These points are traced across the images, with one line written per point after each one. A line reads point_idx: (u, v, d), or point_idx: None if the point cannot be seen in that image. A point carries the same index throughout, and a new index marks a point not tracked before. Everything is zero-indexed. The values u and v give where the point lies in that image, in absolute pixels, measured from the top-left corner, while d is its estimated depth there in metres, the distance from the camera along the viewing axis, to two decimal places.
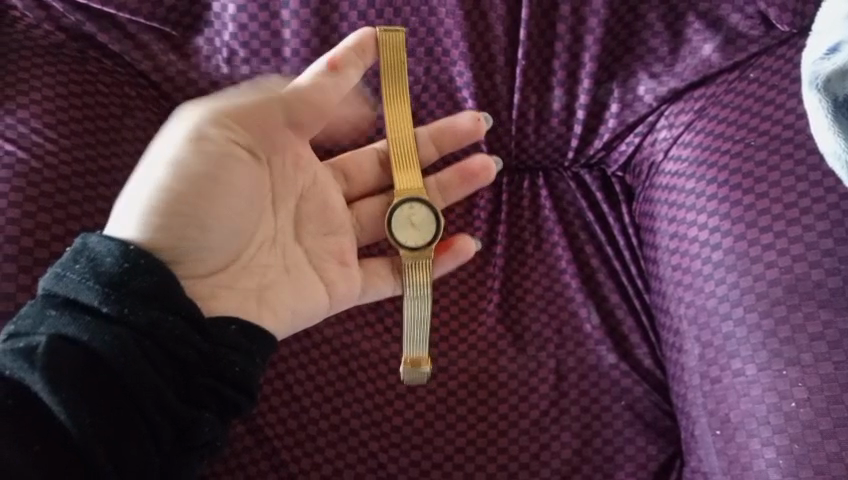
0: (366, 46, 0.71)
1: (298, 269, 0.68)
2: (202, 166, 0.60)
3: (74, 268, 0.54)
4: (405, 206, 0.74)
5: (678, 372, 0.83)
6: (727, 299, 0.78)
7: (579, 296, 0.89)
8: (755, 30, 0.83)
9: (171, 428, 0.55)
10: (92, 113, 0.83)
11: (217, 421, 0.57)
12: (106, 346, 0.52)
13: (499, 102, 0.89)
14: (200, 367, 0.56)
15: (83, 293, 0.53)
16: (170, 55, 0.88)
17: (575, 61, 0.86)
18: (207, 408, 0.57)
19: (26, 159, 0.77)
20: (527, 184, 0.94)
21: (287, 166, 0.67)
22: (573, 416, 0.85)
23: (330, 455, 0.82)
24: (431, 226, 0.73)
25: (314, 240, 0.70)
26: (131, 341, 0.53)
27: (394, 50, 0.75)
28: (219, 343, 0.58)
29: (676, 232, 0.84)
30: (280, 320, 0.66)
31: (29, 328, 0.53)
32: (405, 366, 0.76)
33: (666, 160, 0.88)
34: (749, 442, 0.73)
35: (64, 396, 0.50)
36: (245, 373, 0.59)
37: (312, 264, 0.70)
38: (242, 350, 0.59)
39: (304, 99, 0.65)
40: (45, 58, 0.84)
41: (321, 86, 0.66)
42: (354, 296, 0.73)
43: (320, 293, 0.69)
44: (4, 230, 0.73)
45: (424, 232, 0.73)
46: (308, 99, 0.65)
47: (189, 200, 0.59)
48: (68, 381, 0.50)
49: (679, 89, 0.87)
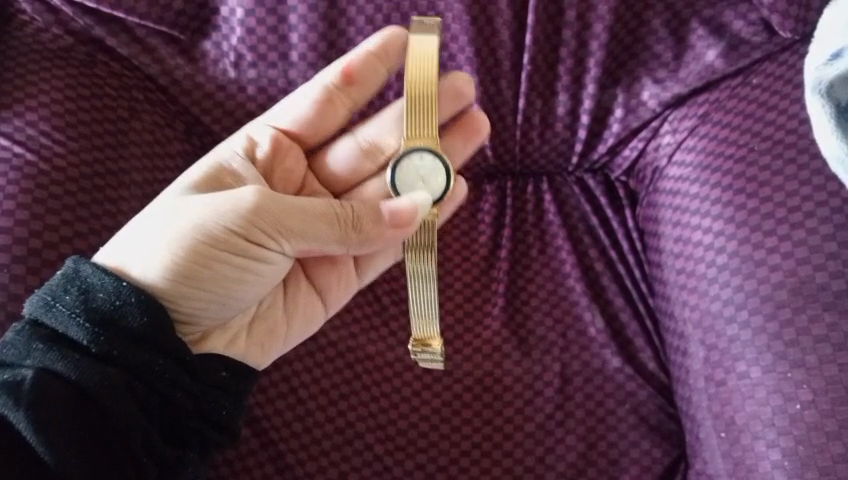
0: (386, 53, 0.75)
1: (295, 287, 0.77)
2: (233, 240, 0.62)
3: (65, 300, 0.59)
4: (414, 156, 0.72)
5: (682, 375, 0.83)
6: (731, 303, 0.78)
7: (583, 300, 0.90)
8: (757, 36, 0.84)
9: (154, 463, 0.61)
10: (100, 116, 0.84)
11: (198, 461, 0.64)
12: (94, 384, 0.56)
13: (504, 107, 0.90)
14: (187, 408, 0.62)
15: (74, 329, 0.58)
16: (177, 58, 0.88)
17: (580, 66, 0.87)
18: (190, 448, 0.63)
19: (34, 161, 0.77)
20: (531, 188, 0.95)
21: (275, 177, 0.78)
22: (578, 420, 0.85)
23: (335, 457, 0.82)
24: (443, 175, 0.72)
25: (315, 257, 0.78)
26: (118, 379, 0.58)
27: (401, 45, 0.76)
28: (206, 386, 0.64)
29: (680, 236, 0.85)
30: (264, 355, 0.74)
31: (15, 359, 0.57)
32: (415, 347, 0.79)
33: (669, 165, 0.89)
34: (754, 444, 0.73)
35: (49, 434, 0.54)
36: (229, 416, 0.65)
37: (310, 282, 0.78)
38: (228, 390, 0.67)
39: (313, 117, 0.79)
40: (54, 61, 0.85)
41: (335, 104, 0.78)
42: (349, 293, 0.81)
43: (312, 303, 0.78)
44: (13, 231, 0.73)
45: (432, 186, 0.72)
46: (317, 119, 0.79)
47: (216, 252, 0.62)
48: (53, 421, 0.55)
49: (682, 94, 0.88)
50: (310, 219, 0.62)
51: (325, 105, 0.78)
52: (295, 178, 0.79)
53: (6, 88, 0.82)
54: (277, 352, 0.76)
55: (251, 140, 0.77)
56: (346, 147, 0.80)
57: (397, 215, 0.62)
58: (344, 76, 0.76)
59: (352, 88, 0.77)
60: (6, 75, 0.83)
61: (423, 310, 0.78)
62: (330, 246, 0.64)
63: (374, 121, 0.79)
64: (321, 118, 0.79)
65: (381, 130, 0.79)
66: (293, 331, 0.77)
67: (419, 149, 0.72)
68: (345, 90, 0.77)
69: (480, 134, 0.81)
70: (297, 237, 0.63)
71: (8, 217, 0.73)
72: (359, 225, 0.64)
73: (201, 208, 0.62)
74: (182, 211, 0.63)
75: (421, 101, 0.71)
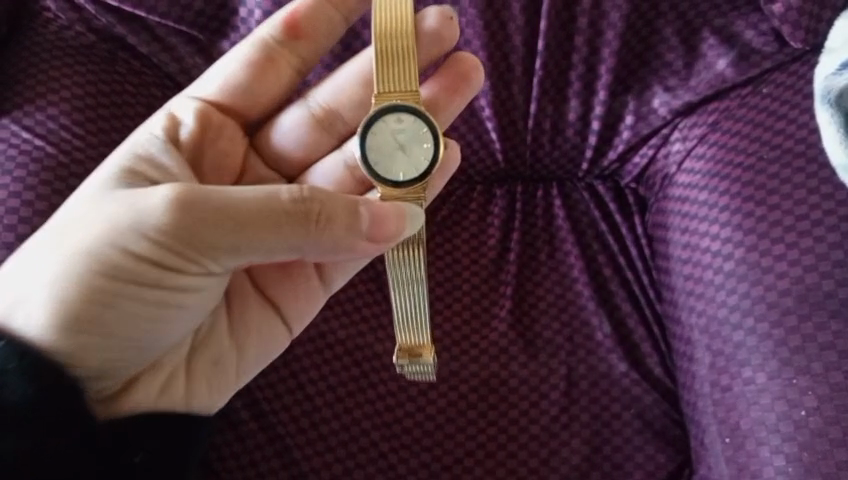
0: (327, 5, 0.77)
1: (242, 313, 0.76)
2: (139, 267, 0.60)
3: None
4: (391, 117, 0.70)
5: (688, 381, 0.82)
6: (738, 309, 0.78)
7: (591, 304, 0.90)
8: (768, 46, 0.86)
9: None
10: (118, 112, 0.85)
11: None
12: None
13: (516, 111, 0.91)
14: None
15: None
16: (196, 57, 0.90)
17: (592, 72, 0.89)
18: None
19: (54, 153, 0.79)
20: (541, 193, 0.96)
21: (207, 161, 0.75)
22: (584, 423, 0.85)
23: (340, 453, 0.82)
24: (427, 138, 0.70)
25: (267, 273, 0.77)
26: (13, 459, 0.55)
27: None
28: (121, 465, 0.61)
29: (688, 242, 0.85)
30: (208, 391, 0.73)
31: None
32: (401, 359, 0.77)
33: (678, 172, 0.89)
34: (758, 450, 0.73)
35: None
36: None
37: (263, 303, 0.77)
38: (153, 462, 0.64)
39: (248, 83, 0.77)
40: (76, 58, 0.86)
41: (278, 63, 0.77)
42: (314, 310, 0.80)
43: (271, 319, 0.77)
44: (32, 221, 0.75)
45: (414, 166, 0.70)
46: (255, 85, 0.78)
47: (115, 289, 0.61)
48: None
49: (693, 103, 0.88)
50: (241, 225, 0.58)
51: (261, 68, 0.77)
52: (232, 158, 0.77)
53: (28, 83, 0.84)
54: (231, 386, 0.75)
55: (174, 118, 0.74)
56: (297, 114, 0.80)
57: (375, 224, 0.61)
58: (284, 31, 0.76)
59: (292, 44, 0.77)
60: (29, 70, 0.85)
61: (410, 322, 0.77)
62: (276, 253, 0.60)
63: (326, 85, 0.79)
64: (259, 82, 0.77)
65: (334, 91, 0.79)
66: (246, 356, 0.76)
67: (396, 109, 0.70)
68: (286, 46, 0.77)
69: (470, 83, 0.78)
70: (232, 248, 0.59)
71: (27, 206, 0.75)
72: (321, 220, 0.59)
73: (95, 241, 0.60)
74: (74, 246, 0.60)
75: (390, 56, 0.71)
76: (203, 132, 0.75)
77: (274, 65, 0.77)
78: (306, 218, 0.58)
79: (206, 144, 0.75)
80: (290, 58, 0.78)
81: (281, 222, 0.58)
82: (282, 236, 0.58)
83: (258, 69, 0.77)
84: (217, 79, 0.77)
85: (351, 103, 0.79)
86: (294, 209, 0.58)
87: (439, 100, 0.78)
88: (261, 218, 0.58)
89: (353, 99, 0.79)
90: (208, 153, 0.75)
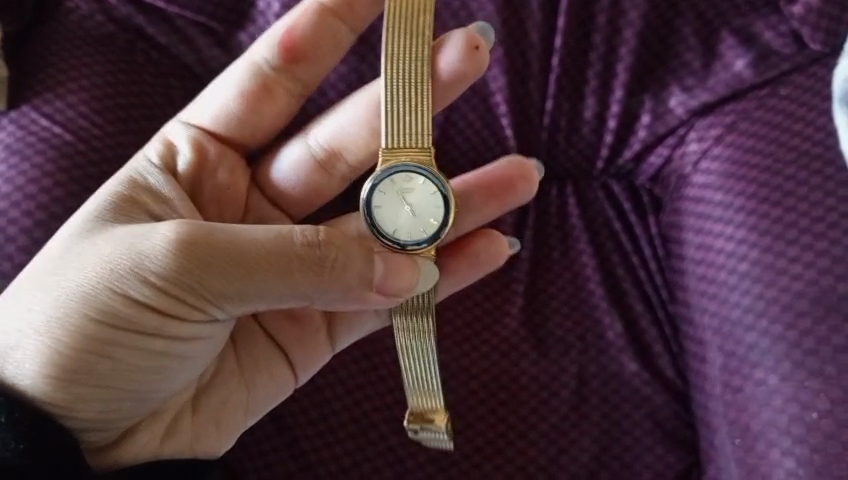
0: (326, 24, 0.75)
1: (251, 360, 0.77)
2: (141, 314, 0.61)
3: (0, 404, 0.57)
4: (399, 178, 0.70)
5: (700, 382, 0.82)
6: (751, 310, 0.78)
7: (603, 304, 0.90)
8: (786, 48, 0.86)
9: None
10: (137, 102, 0.86)
11: None
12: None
13: (532, 108, 0.91)
14: None
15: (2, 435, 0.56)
16: (214, 49, 0.90)
17: (609, 71, 0.90)
18: None
19: (73, 141, 0.80)
20: (556, 191, 0.95)
21: (205, 194, 0.75)
22: (593, 422, 0.85)
23: (349, 447, 0.82)
24: (438, 202, 0.69)
25: (276, 321, 0.78)
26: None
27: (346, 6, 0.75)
28: None
29: (702, 242, 0.84)
30: (214, 436, 0.73)
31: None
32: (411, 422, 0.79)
33: (694, 173, 0.88)
34: (769, 452, 0.72)
35: None
36: None
37: (273, 351, 0.78)
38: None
39: (242, 109, 0.77)
40: (96, 47, 0.87)
41: (274, 90, 0.77)
42: (319, 362, 0.80)
43: (279, 364, 0.78)
44: (50, 208, 0.76)
45: (422, 221, 0.69)
46: (252, 112, 0.77)
47: (112, 344, 0.61)
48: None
49: (712, 103, 0.88)
50: (249, 272, 0.58)
51: (254, 96, 0.76)
52: (233, 191, 0.77)
53: (48, 72, 0.85)
54: (239, 424, 0.75)
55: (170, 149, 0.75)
56: (298, 153, 0.78)
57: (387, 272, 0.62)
58: (279, 57, 0.75)
59: (290, 67, 0.76)
60: (51, 58, 0.86)
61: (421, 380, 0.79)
62: (286, 301, 0.60)
63: (325, 122, 0.77)
64: (256, 109, 0.77)
65: (336, 131, 0.76)
66: (253, 393, 0.76)
67: (406, 170, 0.69)
68: (284, 71, 0.76)
69: (514, 190, 0.77)
70: (240, 293, 0.59)
71: (45, 193, 0.77)
72: (336, 268, 0.59)
73: (94, 286, 0.61)
74: (72, 294, 0.61)
75: (399, 109, 0.69)
76: (198, 162, 0.75)
77: (270, 94, 0.77)
78: (320, 267, 0.59)
79: (202, 173, 0.75)
80: (287, 83, 0.77)
81: (292, 265, 0.59)
82: (293, 282, 0.59)
83: (250, 98, 0.76)
84: (210, 108, 0.77)
85: (354, 142, 0.77)
86: (307, 257, 0.59)
87: (473, 198, 0.77)
88: (272, 260, 0.58)
89: (353, 137, 0.76)
90: (206, 186, 0.75)
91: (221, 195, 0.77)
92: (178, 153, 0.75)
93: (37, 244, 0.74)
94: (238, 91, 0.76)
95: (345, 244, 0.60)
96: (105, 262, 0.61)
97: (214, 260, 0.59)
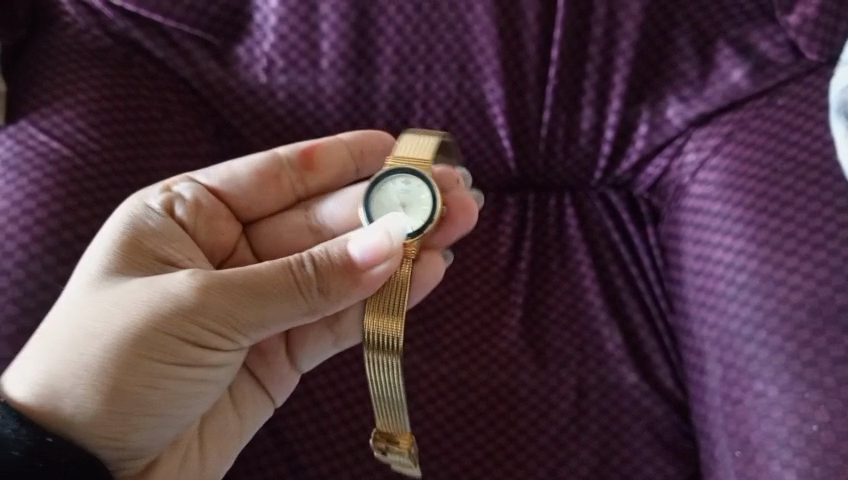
0: (354, 150, 0.80)
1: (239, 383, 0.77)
2: (170, 353, 0.60)
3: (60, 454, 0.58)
4: (399, 180, 0.74)
5: (700, 393, 0.81)
6: (750, 321, 0.77)
7: (602, 315, 0.90)
8: (783, 58, 0.86)
9: None
10: (134, 116, 0.86)
11: None
12: None
13: (529, 120, 0.91)
14: None
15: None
16: (210, 62, 0.89)
17: (606, 81, 0.89)
18: None
19: (70, 156, 0.80)
20: (554, 202, 0.96)
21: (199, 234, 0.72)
22: (592, 434, 0.84)
23: (348, 460, 0.82)
24: (424, 213, 0.72)
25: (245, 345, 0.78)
26: None
27: (375, 148, 0.82)
28: None
29: (700, 253, 0.84)
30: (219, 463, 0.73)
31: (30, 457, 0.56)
32: (377, 443, 0.76)
33: (692, 183, 0.88)
34: (769, 464, 0.71)
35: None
36: None
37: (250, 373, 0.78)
38: None
39: (248, 185, 0.77)
40: (93, 61, 0.87)
41: (282, 180, 0.79)
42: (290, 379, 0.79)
43: (254, 392, 0.78)
44: (47, 223, 0.76)
45: (415, 216, 0.72)
46: (256, 189, 0.78)
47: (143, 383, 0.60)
48: None
49: (708, 113, 0.88)
50: (265, 296, 0.60)
51: (267, 175, 0.77)
52: (225, 239, 0.76)
53: (45, 86, 0.85)
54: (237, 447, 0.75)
55: (170, 194, 0.71)
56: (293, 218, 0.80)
57: (368, 255, 0.62)
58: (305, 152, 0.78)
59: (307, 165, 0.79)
60: (47, 73, 0.86)
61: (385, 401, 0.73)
62: (295, 319, 0.62)
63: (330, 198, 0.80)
64: (262, 190, 0.78)
65: (336, 208, 0.79)
66: (245, 419, 0.76)
67: (404, 174, 0.74)
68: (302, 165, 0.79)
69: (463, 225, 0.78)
70: (256, 319, 0.60)
71: (43, 208, 0.76)
72: (339, 279, 0.61)
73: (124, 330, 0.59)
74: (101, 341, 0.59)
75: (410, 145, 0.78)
76: (196, 210, 0.72)
77: (279, 179, 0.78)
78: (328, 283, 0.61)
79: (200, 222, 0.72)
80: (296, 175, 0.79)
81: (300, 286, 0.60)
82: (302, 301, 0.61)
83: (264, 175, 0.77)
84: (220, 169, 0.76)
85: (343, 228, 0.80)
86: (315, 276, 0.60)
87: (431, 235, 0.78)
88: (283, 281, 0.60)
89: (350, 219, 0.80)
90: (202, 230, 0.72)
91: (213, 240, 0.75)
92: (178, 199, 0.71)
93: (34, 259, 0.74)
94: (254, 168, 0.77)
95: (335, 253, 0.62)
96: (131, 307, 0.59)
97: (233, 289, 0.59)
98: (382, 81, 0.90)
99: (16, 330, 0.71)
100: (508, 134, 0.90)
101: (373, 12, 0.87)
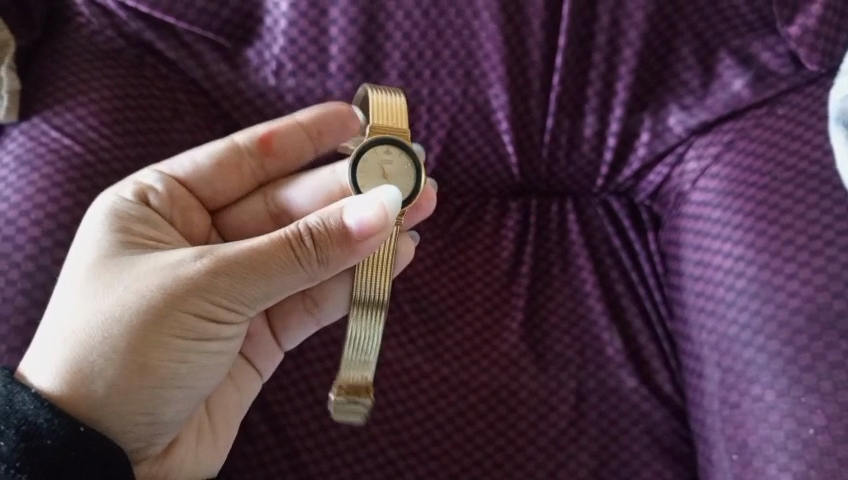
0: (312, 126, 0.78)
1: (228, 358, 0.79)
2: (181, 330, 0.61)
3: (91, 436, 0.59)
4: (380, 148, 0.74)
5: (698, 398, 0.82)
6: (749, 327, 0.78)
7: (602, 320, 0.91)
8: (784, 69, 0.87)
9: None
10: (145, 115, 0.87)
11: None
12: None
13: (532, 126, 0.92)
14: None
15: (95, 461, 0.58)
16: (221, 64, 0.91)
17: (609, 89, 0.90)
18: None
19: (81, 153, 0.82)
20: (556, 208, 0.98)
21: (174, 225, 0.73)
22: (592, 437, 0.85)
23: (349, 459, 0.83)
24: (409, 180, 0.73)
25: None
26: None
27: (335, 122, 0.79)
28: None
29: (700, 259, 0.85)
30: (228, 433, 0.76)
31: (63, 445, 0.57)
32: (339, 394, 0.76)
33: (693, 190, 0.89)
34: (766, 468, 0.72)
35: None
36: None
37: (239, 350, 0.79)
38: None
39: (210, 175, 0.76)
40: (105, 61, 0.89)
41: (243, 169, 0.78)
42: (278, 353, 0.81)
43: (246, 374, 0.79)
44: (58, 217, 0.77)
45: (404, 183, 0.73)
46: (215, 178, 0.76)
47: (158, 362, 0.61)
48: None
49: (709, 121, 0.89)
50: (264, 268, 0.60)
51: (227, 165, 0.76)
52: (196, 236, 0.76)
53: (59, 84, 0.86)
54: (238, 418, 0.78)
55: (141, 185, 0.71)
56: (259, 207, 0.80)
57: (363, 226, 0.61)
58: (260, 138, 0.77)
59: (266, 151, 0.78)
60: (61, 72, 0.87)
61: (354, 357, 0.77)
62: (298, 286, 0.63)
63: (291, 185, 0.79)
64: (223, 178, 0.77)
65: (296, 197, 0.79)
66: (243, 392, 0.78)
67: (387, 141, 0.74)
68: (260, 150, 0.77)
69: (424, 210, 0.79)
70: (261, 289, 0.61)
71: (54, 203, 0.78)
72: (331, 248, 0.61)
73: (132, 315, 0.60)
74: (113, 329, 0.60)
75: (388, 111, 0.77)
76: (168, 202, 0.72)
77: (239, 167, 0.77)
78: (323, 252, 0.61)
79: (176, 215, 0.73)
80: (257, 161, 0.78)
81: (299, 259, 0.61)
82: (301, 271, 0.61)
83: (223, 165, 0.76)
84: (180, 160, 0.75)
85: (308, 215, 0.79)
86: (309, 246, 0.61)
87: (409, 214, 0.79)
88: (276, 252, 0.60)
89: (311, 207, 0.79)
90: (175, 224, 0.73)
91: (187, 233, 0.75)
92: (150, 190, 0.71)
93: (45, 252, 0.75)
94: (213, 158, 0.75)
95: (332, 224, 0.61)
96: (136, 293, 0.60)
97: (231, 265, 0.60)
98: (389, 86, 0.91)
99: (25, 322, 0.72)
100: (513, 140, 0.92)
101: (381, 16, 0.88)
